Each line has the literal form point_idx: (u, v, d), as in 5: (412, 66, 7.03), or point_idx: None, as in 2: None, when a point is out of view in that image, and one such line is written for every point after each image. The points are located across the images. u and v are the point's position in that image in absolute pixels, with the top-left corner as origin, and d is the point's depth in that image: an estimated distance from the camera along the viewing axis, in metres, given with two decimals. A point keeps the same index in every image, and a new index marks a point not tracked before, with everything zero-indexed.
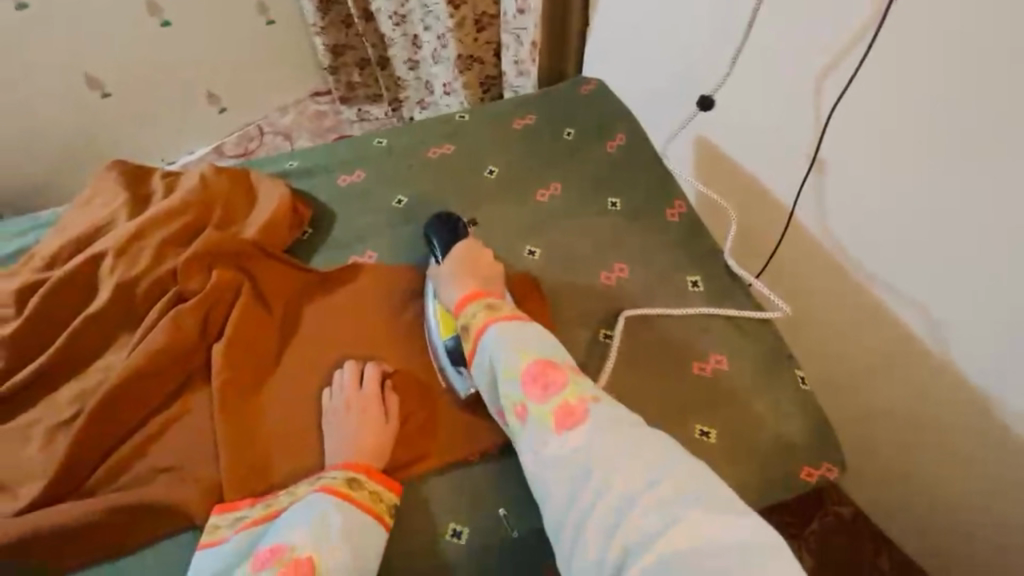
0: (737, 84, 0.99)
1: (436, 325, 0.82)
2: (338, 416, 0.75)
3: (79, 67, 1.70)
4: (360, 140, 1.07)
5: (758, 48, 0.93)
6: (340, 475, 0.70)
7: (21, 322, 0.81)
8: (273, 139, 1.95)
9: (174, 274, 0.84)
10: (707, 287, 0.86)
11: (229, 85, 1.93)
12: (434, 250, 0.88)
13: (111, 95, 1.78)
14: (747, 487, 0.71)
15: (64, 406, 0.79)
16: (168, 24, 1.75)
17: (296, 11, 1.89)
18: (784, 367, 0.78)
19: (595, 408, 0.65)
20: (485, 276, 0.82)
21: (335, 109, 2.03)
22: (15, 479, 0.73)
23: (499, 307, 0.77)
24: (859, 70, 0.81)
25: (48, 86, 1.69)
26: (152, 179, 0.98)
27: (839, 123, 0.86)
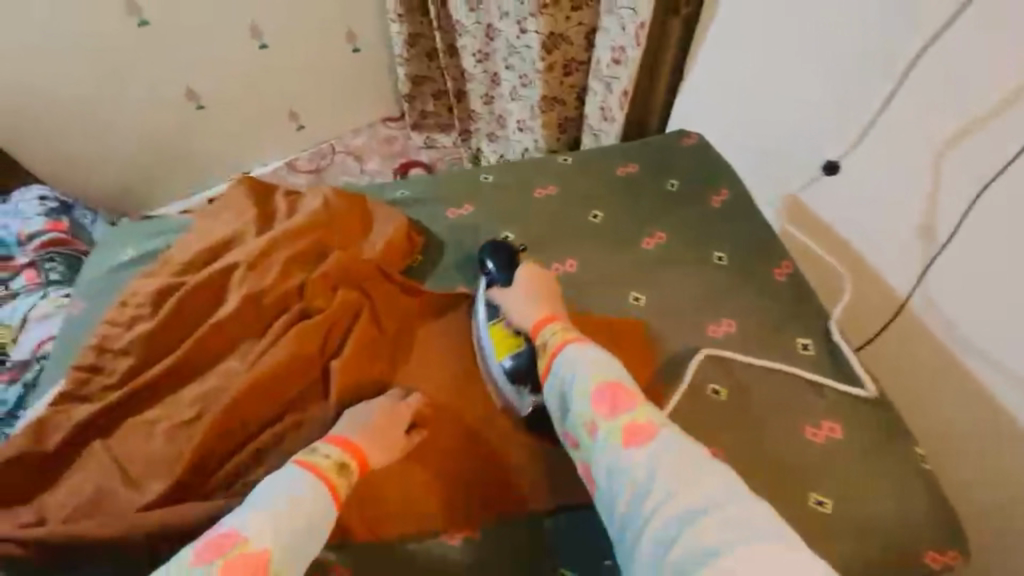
0: (852, 153, 0.97)
1: (491, 346, 0.85)
2: (357, 411, 0.76)
3: (181, 81, 1.83)
4: (467, 174, 1.12)
5: (860, 119, 0.95)
6: (333, 455, 0.68)
7: (158, 321, 0.87)
8: (344, 160, 2.03)
9: (298, 290, 0.88)
10: (816, 350, 0.85)
11: (311, 107, 2.03)
12: (490, 273, 0.90)
13: (205, 108, 1.90)
14: (861, 567, 0.68)
15: (185, 406, 0.82)
16: (266, 46, 1.87)
17: (382, 43, 2.01)
18: (903, 442, 0.76)
19: (662, 430, 0.66)
20: (555, 303, 0.85)
21: (405, 134, 2.12)
22: (140, 470, 0.77)
23: (571, 331, 0.79)
24: (1000, 166, 0.77)
25: (151, 97, 1.82)
26: (277, 197, 1.04)
27: (970, 218, 0.82)
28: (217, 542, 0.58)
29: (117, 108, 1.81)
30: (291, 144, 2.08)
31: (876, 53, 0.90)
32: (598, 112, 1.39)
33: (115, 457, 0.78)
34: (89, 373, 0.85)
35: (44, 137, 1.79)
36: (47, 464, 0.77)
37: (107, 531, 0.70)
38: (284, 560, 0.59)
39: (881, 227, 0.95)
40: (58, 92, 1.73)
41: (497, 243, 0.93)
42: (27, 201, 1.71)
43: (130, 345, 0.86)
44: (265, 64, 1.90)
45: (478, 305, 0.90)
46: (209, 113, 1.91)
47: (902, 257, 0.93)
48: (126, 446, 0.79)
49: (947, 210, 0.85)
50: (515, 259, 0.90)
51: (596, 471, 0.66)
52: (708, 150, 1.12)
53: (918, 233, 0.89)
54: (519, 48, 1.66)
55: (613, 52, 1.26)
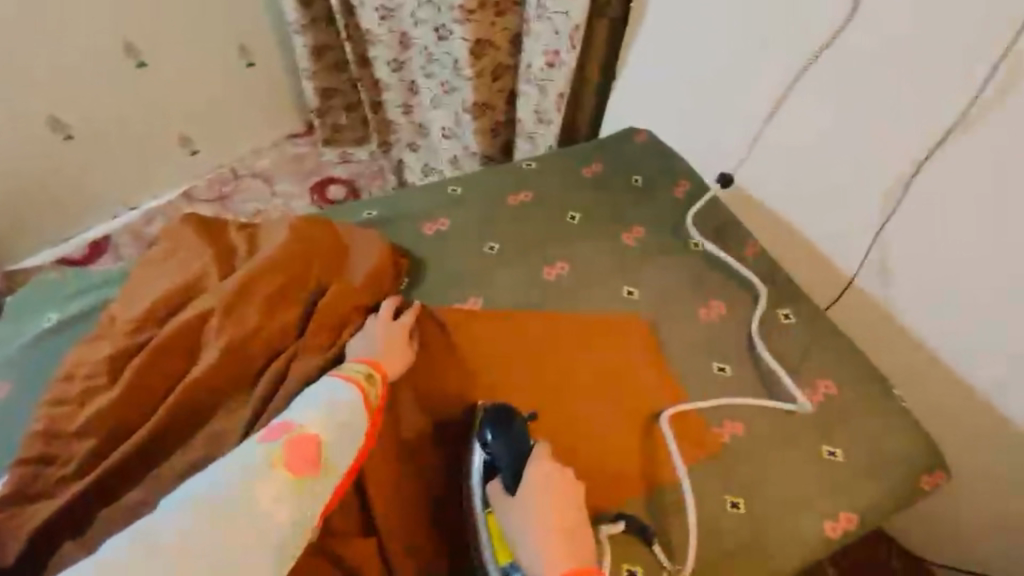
0: (775, 128, 1.04)
1: (489, 549, 0.67)
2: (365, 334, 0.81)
3: (41, 109, 1.55)
4: (434, 188, 1.09)
5: (762, 87, 1.03)
6: (362, 369, 0.72)
7: (120, 390, 0.74)
8: (252, 183, 1.86)
9: (287, 331, 0.81)
10: (797, 317, 0.93)
11: (205, 130, 1.84)
12: (489, 457, 0.72)
13: (75, 138, 1.63)
14: (877, 504, 0.77)
15: (175, 482, 0.71)
16: (145, 65, 1.65)
17: (280, 55, 1.87)
18: (883, 386, 0.86)
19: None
20: (578, 527, 0.65)
21: (316, 151, 1.98)
22: None
23: None
24: (925, 151, 0.89)
25: (4, 131, 1.53)
26: (229, 231, 0.93)
27: (906, 199, 0.93)
28: (276, 428, 0.62)
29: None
30: (185, 172, 1.85)
31: (792, 35, 0.97)
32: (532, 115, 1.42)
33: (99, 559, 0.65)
34: (39, 466, 0.71)
35: None
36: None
37: None
38: (334, 449, 0.62)
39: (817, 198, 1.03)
40: None
41: (497, 407, 0.75)
42: None
43: (88, 424, 0.73)
44: (149, 84, 1.68)
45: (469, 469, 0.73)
46: (83, 144, 1.65)
47: (844, 234, 1.02)
48: (111, 544, 0.67)
49: (888, 189, 0.94)
50: (515, 419, 0.74)
51: None
52: (657, 145, 1.18)
53: (863, 212, 0.98)
54: (439, 55, 1.64)
55: (546, 55, 1.29)
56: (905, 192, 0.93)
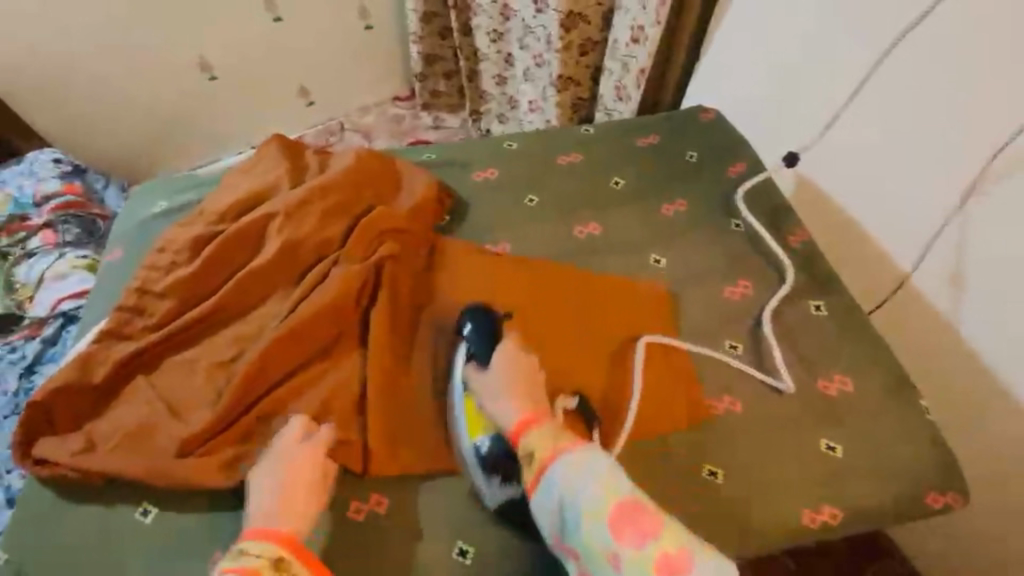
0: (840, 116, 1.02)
1: (463, 424, 0.78)
2: (271, 470, 0.71)
3: (194, 50, 1.82)
4: (493, 142, 1.15)
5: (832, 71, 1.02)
6: (265, 552, 0.63)
7: (196, 266, 0.89)
8: (352, 137, 2.05)
9: (334, 242, 0.92)
10: (831, 310, 0.89)
11: (320, 82, 2.04)
12: (467, 335, 0.82)
13: (217, 79, 1.90)
14: (868, 506, 0.73)
15: (224, 346, 0.85)
16: (280, 19, 1.87)
17: (393, 19, 2.02)
18: (911, 395, 0.80)
19: (699, 559, 0.58)
20: (535, 390, 0.76)
21: (413, 113, 2.13)
22: (181, 404, 0.80)
23: (562, 436, 0.70)
24: (995, 146, 0.84)
25: (164, 66, 1.81)
26: (307, 154, 1.06)
27: (972, 198, 0.88)
28: None
29: (127, 77, 1.79)
30: (298, 118, 2.07)
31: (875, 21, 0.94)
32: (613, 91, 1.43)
33: (158, 393, 0.81)
34: (129, 314, 0.88)
35: (51, 103, 1.77)
36: (95, 396, 0.80)
37: (154, 458, 0.74)
38: None
39: (878, 193, 1.00)
40: (67, 56, 1.71)
41: (475, 306, 0.85)
42: (39, 164, 1.72)
43: (170, 288, 0.88)
44: (279, 35, 1.90)
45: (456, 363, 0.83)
46: (222, 84, 1.91)
47: (904, 220, 0.97)
48: (171, 382, 0.83)
49: (966, 181, 0.88)
50: (491, 313, 0.83)
51: None
52: (725, 124, 1.15)
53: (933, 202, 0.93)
54: (535, 27, 1.68)
55: (631, 31, 1.29)
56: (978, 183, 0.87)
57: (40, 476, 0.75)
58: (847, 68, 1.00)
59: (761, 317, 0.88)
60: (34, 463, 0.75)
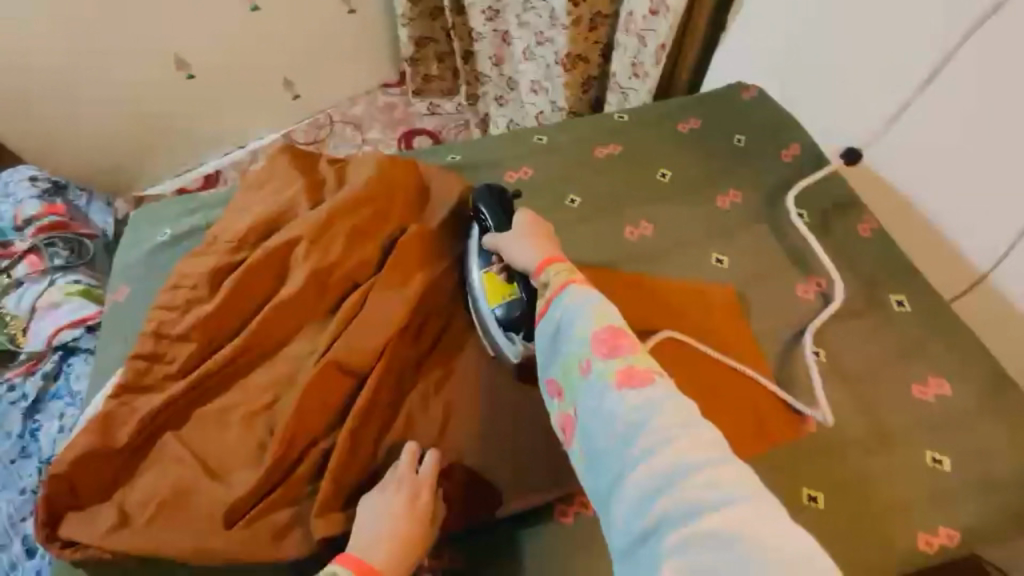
0: (939, 89, 0.85)
1: (483, 293, 0.80)
2: (379, 496, 0.67)
3: (168, 49, 1.67)
4: (520, 136, 1.06)
5: (927, 36, 0.86)
6: None
7: (217, 304, 0.80)
8: (344, 129, 1.93)
9: (366, 266, 0.83)
10: (913, 306, 0.82)
11: (308, 75, 1.90)
12: (484, 218, 0.84)
13: (196, 78, 1.75)
14: (986, 521, 0.67)
15: (259, 392, 0.77)
16: (258, 9, 1.72)
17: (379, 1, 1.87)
18: (1012, 396, 0.74)
19: (660, 382, 0.57)
20: (552, 249, 0.77)
21: (406, 100, 2.00)
22: (218, 462, 0.73)
23: (574, 271, 0.70)
24: None
25: (136, 70, 1.67)
26: (321, 164, 0.96)
27: None
28: None
29: (100, 83, 1.65)
30: (288, 114, 1.95)
31: None
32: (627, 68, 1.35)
33: (191, 452, 0.73)
34: (148, 362, 0.79)
35: (21, 118, 1.64)
36: (122, 460, 0.72)
37: (197, 530, 0.67)
38: None
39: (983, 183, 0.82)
40: (31, 67, 1.57)
41: (490, 187, 0.86)
42: (15, 184, 1.59)
43: (189, 330, 0.79)
44: (259, 27, 1.75)
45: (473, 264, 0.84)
46: (202, 84, 1.77)
47: (1000, 211, 0.81)
48: (205, 438, 0.74)
49: None
50: (506, 198, 0.85)
51: (579, 421, 0.59)
52: (771, 102, 1.06)
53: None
54: (536, 2, 1.56)
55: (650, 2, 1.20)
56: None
57: (71, 559, 0.67)
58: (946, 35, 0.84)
59: (803, 332, 0.81)
60: (64, 544, 0.67)
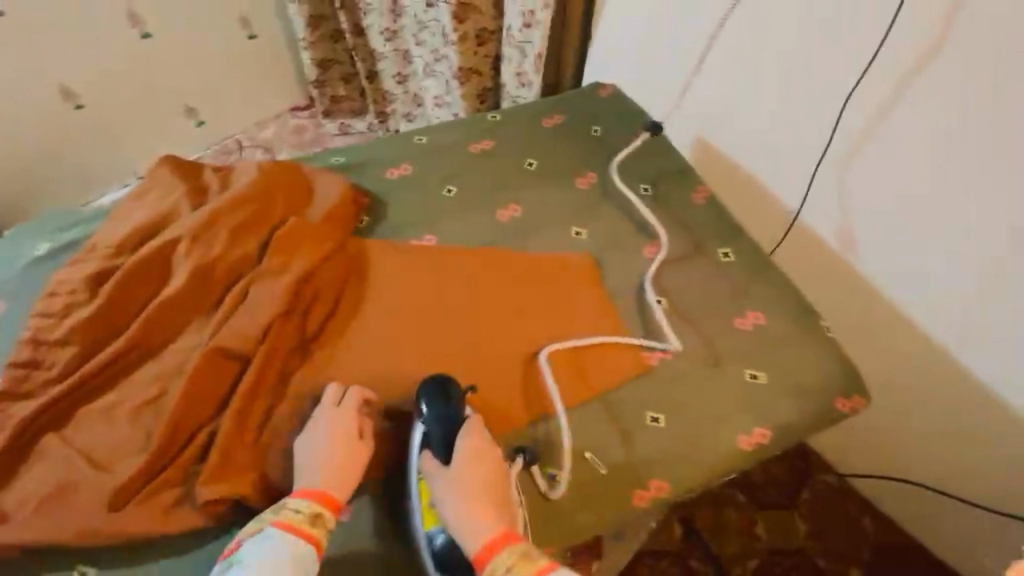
0: (710, 75, 1.14)
1: (419, 514, 0.72)
2: (309, 434, 0.75)
3: (53, 78, 1.62)
4: (402, 137, 1.14)
5: (693, 37, 1.13)
6: (305, 508, 0.68)
7: (96, 307, 0.82)
8: (253, 152, 1.97)
9: (250, 259, 0.88)
10: (737, 257, 0.97)
11: (207, 99, 1.90)
12: (421, 424, 0.76)
13: (85, 107, 1.71)
14: (792, 419, 0.81)
15: (145, 385, 0.79)
16: (149, 35, 1.71)
17: (276, 25, 1.91)
18: (812, 319, 0.90)
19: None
20: (501, 497, 0.70)
21: (315, 121, 2.06)
22: (105, 455, 0.74)
23: (531, 555, 0.64)
24: (851, 88, 0.96)
25: (17, 101, 1.61)
26: (205, 172, 1.00)
27: (840, 141, 1.00)
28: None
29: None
30: (197, 140, 1.95)
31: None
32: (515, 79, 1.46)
33: (76, 448, 0.74)
34: (26, 369, 0.79)
35: None
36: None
37: (82, 519, 0.68)
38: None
39: (759, 144, 1.11)
40: None
41: (436, 375, 0.78)
42: None
43: (70, 334, 0.81)
44: (151, 54, 1.74)
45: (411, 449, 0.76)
46: (92, 112, 1.73)
47: (776, 163, 1.10)
48: (89, 435, 0.76)
49: (831, 125, 1.00)
50: (449, 388, 0.76)
51: None
52: (623, 97, 1.22)
53: (803, 153, 1.06)
54: (428, 22, 1.67)
55: (523, 16, 1.32)
56: (834, 132, 1.00)
57: None
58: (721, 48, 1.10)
59: (644, 283, 0.94)
60: None
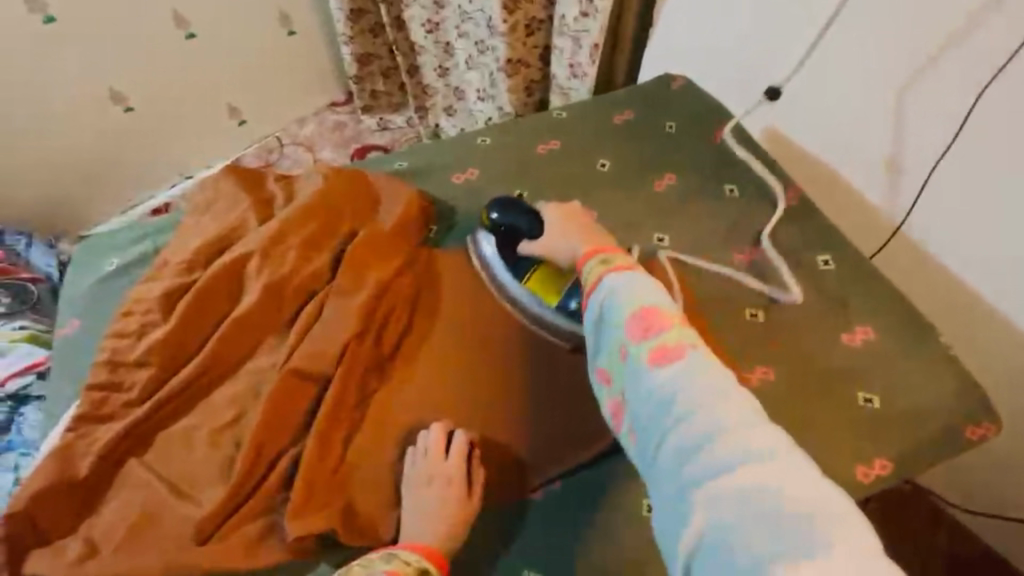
0: (806, 67, 1.03)
1: (537, 298, 0.85)
2: (419, 486, 0.72)
3: (104, 82, 1.64)
4: (464, 139, 1.09)
5: (787, 27, 1.03)
6: (413, 559, 0.66)
7: (171, 326, 0.80)
8: (295, 151, 1.92)
9: (321, 274, 0.85)
10: (837, 264, 0.89)
11: (252, 98, 1.89)
12: (501, 224, 0.88)
13: (135, 110, 1.72)
14: (913, 451, 0.74)
15: (222, 408, 0.77)
16: (194, 36, 1.70)
17: (317, 20, 1.87)
18: (927, 336, 0.82)
19: (694, 356, 0.60)
20: (595, 235, 0.81)
21: (355, 118, 2.00)
22: (187, 481, 0.73)
23: (612, 259, 0.73)
24: (981, 84, 0.85)
25: (72, 107, 1.64)
26: (268, 181, 0.97)
27: (959, 145, 0.90)
28: None
29: (27, 119, 1.60)
30: (236, 141, 1.92)
31: None
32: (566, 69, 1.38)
33: (158, 474, 0.73)
34: (105, 392, 0.78)
35: None
36: (84, 491, 0.72)
37: (167, 551, 0.67)
38: None
39: (857, 142, 1.01)
40: None
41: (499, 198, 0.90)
42: None
43: (146, 355, 0.79)
44: (197, 55, 1.73)
45: (486, 243, 0.90)
46: (142, 116, 1.74)
47: (877, 163, 1.00)
48: (170, 459, 0.74)
49: (949, 128, 0.90)
50: (517, 201, 0.88)
51: (625, 391, 0.63)
52: (697, 89, 1.13)
53: (918, 146, 0.94)
54: (474, 13, 1.60)
55: (580, 5, 1.24)
56: (963, 123, 0.89)
57: None
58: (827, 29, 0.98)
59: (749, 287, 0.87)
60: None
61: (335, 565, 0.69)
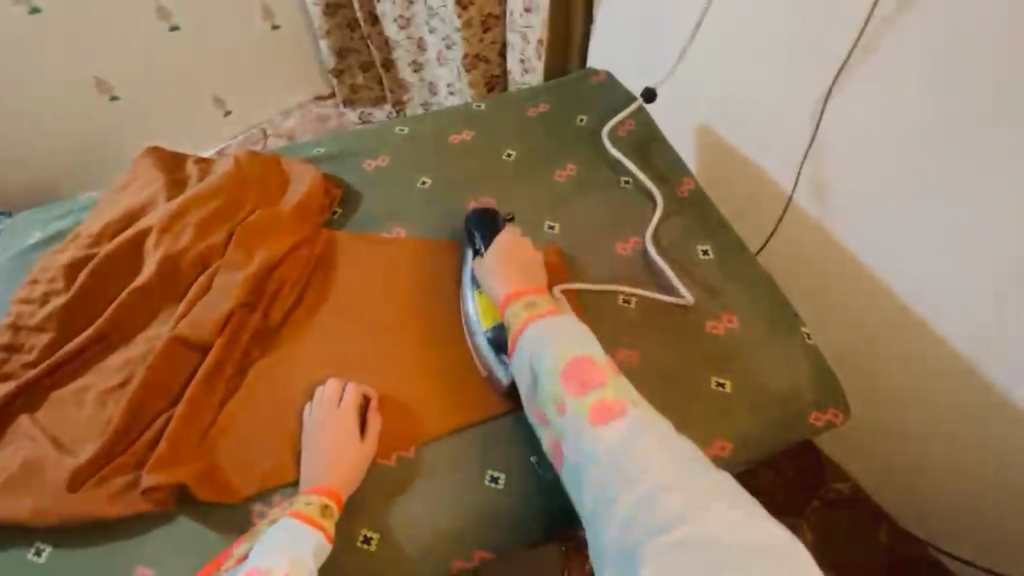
0: (721, 55, 1.08)
1: (477, 314, 0.87)
2: (316, 433, 0.76)
3: (87, 71, 1.70)
4: (384, 128, 1.12)
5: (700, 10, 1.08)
6: (314, 500, 0.71)
7: (70, 295, 0.85)
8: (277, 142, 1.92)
9: (217, 249, 0.89)
10: (716, 255, 0.91)
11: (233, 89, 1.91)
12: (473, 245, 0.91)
13: (120, 99, 1.78)
14: (756, 431, 0.77)
15: (112, 371, 0.82)
16: (177, 28, 1.75)
17: (300, 13, 1.88)
18: (791, 325, 0.84)
19: (632, 410, 0.67)
20: (531, 271, 0.84)
21: (338, 111, 1.99)
22: (70, 436, 0.78)
23: (537, 305, 0.80)
24: (838, 61, 0.92)
25: (53, 93, 1.69)
26: (187, 164, 1.02)
27: (827, 115, 0.96)
28: None
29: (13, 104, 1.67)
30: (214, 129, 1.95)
31: None
32: (519, 64, 1.39)
33: (42, 429, 0.78)
34: (6, 353, 0.84)
35: None
36: None
37: (39, 498, 0.72)
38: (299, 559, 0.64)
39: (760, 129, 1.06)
40: None
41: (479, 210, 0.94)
42: None
43: (46, 320, 0.84)
44: (178, 48, 1.79)
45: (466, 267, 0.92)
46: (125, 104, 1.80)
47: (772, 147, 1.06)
48: (57, 416, 0.79)
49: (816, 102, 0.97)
50: (495, 221, 0.92)
51: (566, 453, 0.69)
52: (615, 85, 1.16)
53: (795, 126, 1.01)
54: (439, 9, 1.63)
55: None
56: (827, 95, 0.95)
57: None
58: (728, 21, 1.04)
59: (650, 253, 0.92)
60: None
61: (194, 518, 0.74)
